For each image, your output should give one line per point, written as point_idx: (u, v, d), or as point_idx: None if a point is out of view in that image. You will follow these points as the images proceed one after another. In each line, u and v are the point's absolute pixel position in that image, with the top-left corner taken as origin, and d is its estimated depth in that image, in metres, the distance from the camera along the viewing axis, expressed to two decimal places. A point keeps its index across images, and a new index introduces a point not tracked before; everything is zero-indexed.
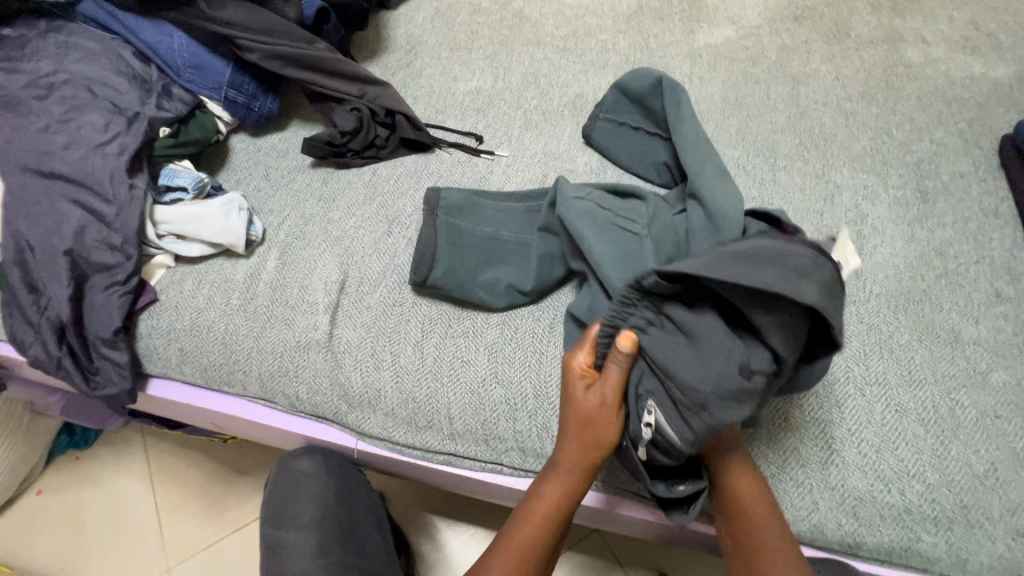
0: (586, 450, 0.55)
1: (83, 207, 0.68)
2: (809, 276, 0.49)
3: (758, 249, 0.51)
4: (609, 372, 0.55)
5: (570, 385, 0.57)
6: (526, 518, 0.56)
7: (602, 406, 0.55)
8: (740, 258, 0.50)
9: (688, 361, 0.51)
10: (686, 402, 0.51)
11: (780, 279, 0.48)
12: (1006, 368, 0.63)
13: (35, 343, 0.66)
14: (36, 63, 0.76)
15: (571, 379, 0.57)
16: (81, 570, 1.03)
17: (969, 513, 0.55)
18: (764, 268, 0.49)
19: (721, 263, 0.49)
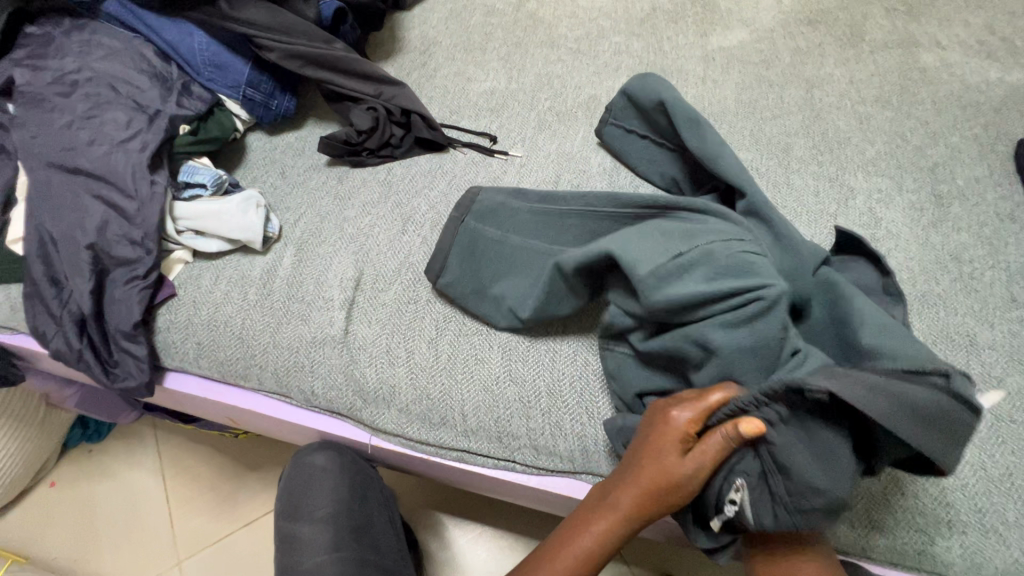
0: (654, 509, 0.52)
1: (105, 202, 0.69)
2: (951, 429, 0.48)
3: (912, 392, 0.47)
4: (713, 444, 0.50)
5: (668, 441, 0.51)
6: (575, 540, 0.55)
7: (695, 478, 0.50)
8: (897, 397, 0.46)
9: (810, 463, 0.48)
10: (788, 499, 0.49)
11: (926, 440, 0.46)
12: (1022, 373, 0.62)
13: (57, 335, 0.67)
14: (60, 61, 0.77)
15: (672, 435, 0.51)
16: (94, 561, 1.05)
17: (985, 517, 0.55)
18: (912, 421, 0.46)
19: (886, 404, 0.46)
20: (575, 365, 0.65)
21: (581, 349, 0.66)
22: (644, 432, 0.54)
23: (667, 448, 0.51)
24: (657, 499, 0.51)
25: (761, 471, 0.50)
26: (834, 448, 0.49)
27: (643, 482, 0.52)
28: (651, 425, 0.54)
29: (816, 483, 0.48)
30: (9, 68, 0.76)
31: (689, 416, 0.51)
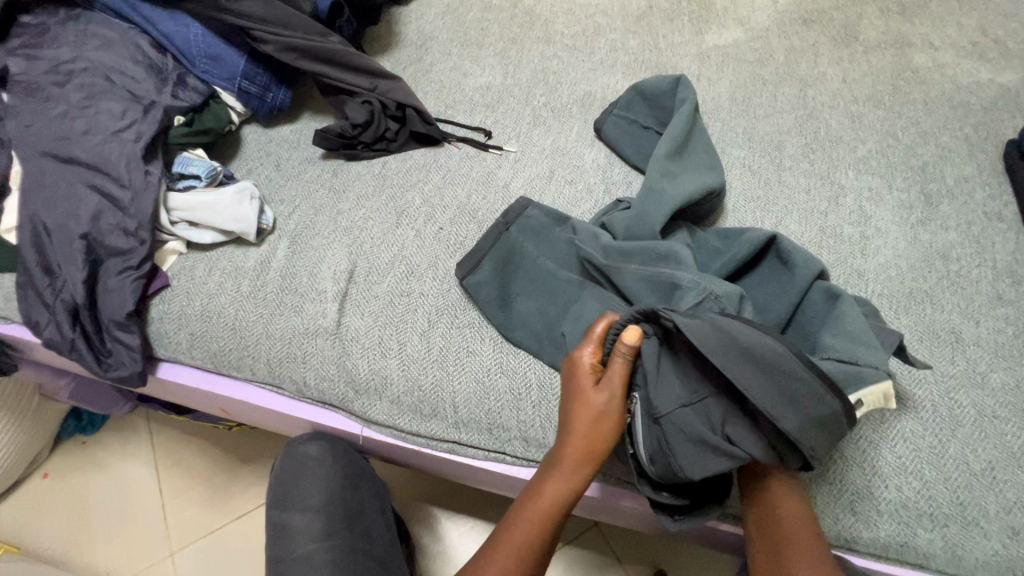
0: (595, 450, 0.55)
1: (99, 192, 0.69)
2: (801, 392, 0.50)
3: (749, 337, 0.51)
4: (615, 362, 0.55)
5: (578, 379, 0.56)
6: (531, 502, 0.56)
7: (610, 400, 0.55)
8: (726, 336, 0.51)
9: (671, 389, 0.54)
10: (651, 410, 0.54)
11: (755, 389, 0.50)
12: (1006, 370, 0.63)
13: (50, 325, 0.67)
14: (55, 50, 0.77)
15: (579, 374, 0.56)
16: (86, 551, 1.05)
17: (966, 510, 0.56)
18: (746, 362, 0.50)
19: (709, 334, 0.51)
20: None
21: None
22: (564, 385, 0.59)
23: (580, 386, 0.56)
24: (589, 439, 0.55)
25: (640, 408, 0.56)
26: (692, 386, 0.54)
27: (576, 428, 0.55)
28: (564, 376, 0.59)
29: (669, 413, 0.53)
30: (3, 58, 0.76)
31: (589, 351, 0.57)
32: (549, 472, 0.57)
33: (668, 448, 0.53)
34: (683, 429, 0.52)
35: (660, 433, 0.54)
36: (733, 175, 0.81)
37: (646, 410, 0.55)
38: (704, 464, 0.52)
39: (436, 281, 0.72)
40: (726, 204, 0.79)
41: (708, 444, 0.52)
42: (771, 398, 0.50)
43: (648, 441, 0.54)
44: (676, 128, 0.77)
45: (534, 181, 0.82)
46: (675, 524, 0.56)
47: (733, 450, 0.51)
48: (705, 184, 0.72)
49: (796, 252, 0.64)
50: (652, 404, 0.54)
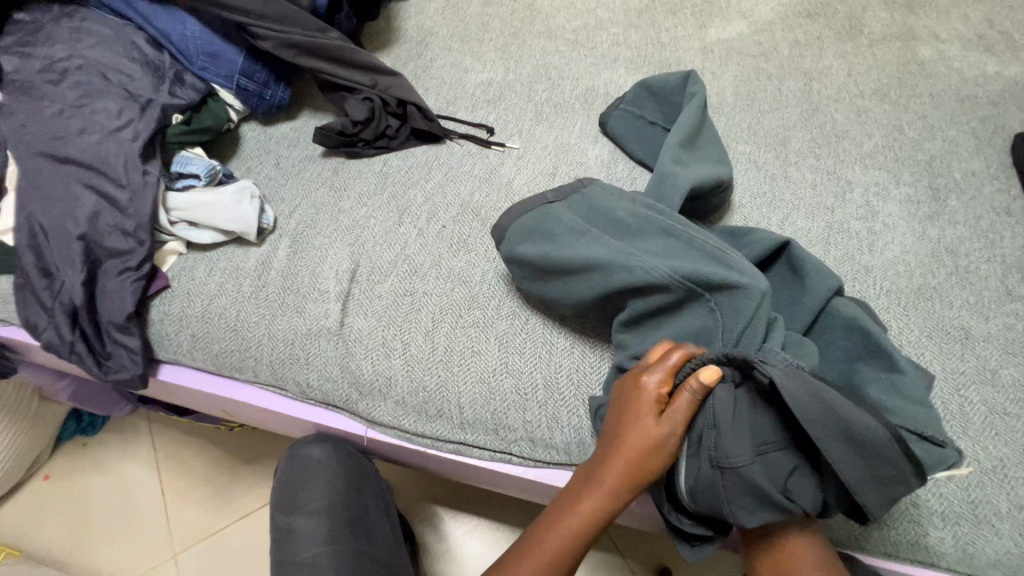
0: (638, 482, 0.53)
1: (97, 192, 0.68)
2: (881, 466, 0.48)
3: (853, 414, 0.48)
4: (683, 400, 0.52)
5: (638, 408, 0.53)
6: (561, 521, 0.55)
7: (669, 439, 0.52)
8: (833, 411, 0.48)
9: (740, 437, 0.51)
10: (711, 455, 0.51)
11: (840, 463, 0.48)
12: (1016, 366, 0.63)
13: (48, 327, 0.66)
14: (50, 48, 0.76)
15: (641, 403, 0.53)
16: (88, 554, 1.04)
17: (977, 509, 0.56)
18: (840, 438, 0.48)
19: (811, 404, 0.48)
20: (572, 358, 0.66)
21: (579, 340, 0.67)
22: (617, 407, 0.55)
23: (641, 415, 0.53)
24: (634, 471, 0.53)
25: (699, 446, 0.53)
26: (764, 439, 0.51)
27: (625, 458, 0.53)
28: (621, 398, 0.55)
29: (739, 466, 0.50)
30: None
31: (656, 380, 0.53)
32: (585, 493, 0.55)
33: (723, 497, 0.51)
34: (749, 484, 0.50)
35: (720, 482, 0.51)
36: (739, 170, 0.80)
37: (711, 455, 0.51)
38: (749, 512, 0.51)
39: (440, 281, 0.71)
40: (732, 200, 0.78)
41: (768, 502, 0.50)
42: (855, 476, 0.48)
43: (701, 485, 0.52)
44: (687, 119, 0.76)
45: (537, 178, 0.81)
46: (693, 553, 0.57)
47: (787, 507, 0.50)
48: (718, 175, 0.71)
49: (808, 259, 0.63)
50: (718, 450, 0.51)
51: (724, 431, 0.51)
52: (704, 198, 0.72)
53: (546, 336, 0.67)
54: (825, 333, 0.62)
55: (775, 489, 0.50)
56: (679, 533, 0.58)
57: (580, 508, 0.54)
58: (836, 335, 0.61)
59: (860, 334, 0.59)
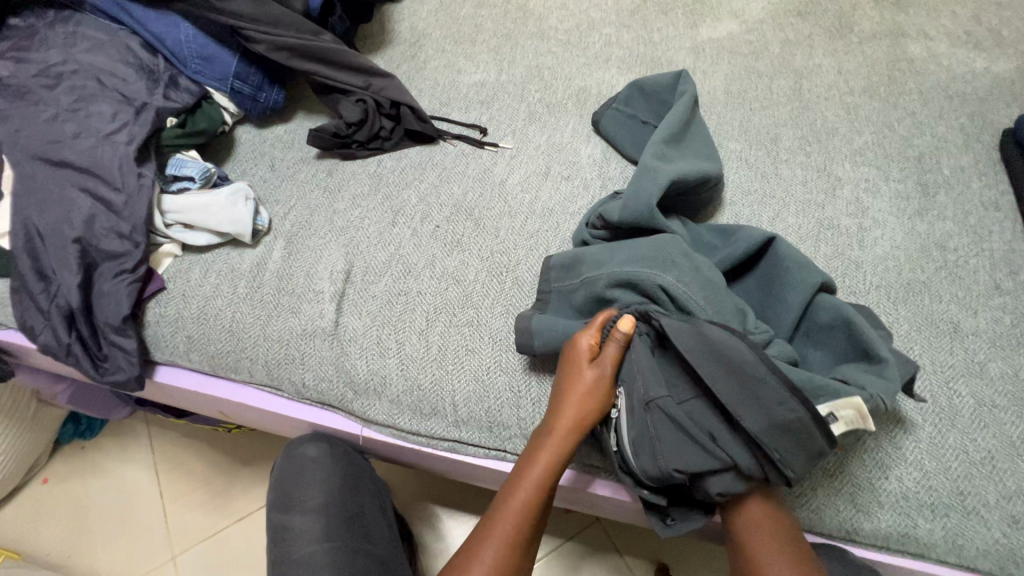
0: (580, 432, 0.57)
1: (92, 195, 0.69)
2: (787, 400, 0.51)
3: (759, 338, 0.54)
4: (612, 351, 0.58)
5: (572, 363, 0.58)
6: (520, 481, 0.56)
7: (602, 381, 0.57)
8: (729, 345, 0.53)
9: (658, 378, 0.56)
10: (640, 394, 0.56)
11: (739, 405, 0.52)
12: (1004, 359, 0.63)
13: (45, 330, 0.66)
14: (45, 53, 0.76)
15: (574, 358, 0.58)
16: (87, 556, 1.05)
17: (966, 500, 0.56)
18: (728, 369, 0.53)
19: (711, 347, 0.53)
20: None
21: None
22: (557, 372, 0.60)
23: (574, 373, 0.58)
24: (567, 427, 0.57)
25: (631, 394, 0.57)
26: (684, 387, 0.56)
27: (570, 411, 0.57)
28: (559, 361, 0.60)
29: (659, 402, 0.55)
30: None
31: (588, 337, 0.58)
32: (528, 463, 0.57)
33: (649, 438, 0.54)
34: (671, 420, 0.54)
35: (644, 423, 0.55)
36: (730, 168, 0.81)
37: (637, 397, 0.56)
38: (672, 457, 0.53)
39: (430, 280, 0.72)
40: (723, 197, 0.79)
41: (692, 440, 0.53)
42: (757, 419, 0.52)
43: (630, 432, 0.55)
44: (673, 117, 0.77)
45: (530, 178, 0.81)
46: (668, 530, 0.58)
47: (711, 452, 0.52)
48: (700, 169, 0.72)
49: (792, 255, 0.64)
50: (644, 393, 0.55)
51: (645, 375, 0.56)
52: (687, 191, 0.73)
53: None
54: (816, 330, 0.62)
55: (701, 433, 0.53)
56: (657, 510, 0.59)
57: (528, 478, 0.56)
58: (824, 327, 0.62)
59: (844, 327, 0.60)
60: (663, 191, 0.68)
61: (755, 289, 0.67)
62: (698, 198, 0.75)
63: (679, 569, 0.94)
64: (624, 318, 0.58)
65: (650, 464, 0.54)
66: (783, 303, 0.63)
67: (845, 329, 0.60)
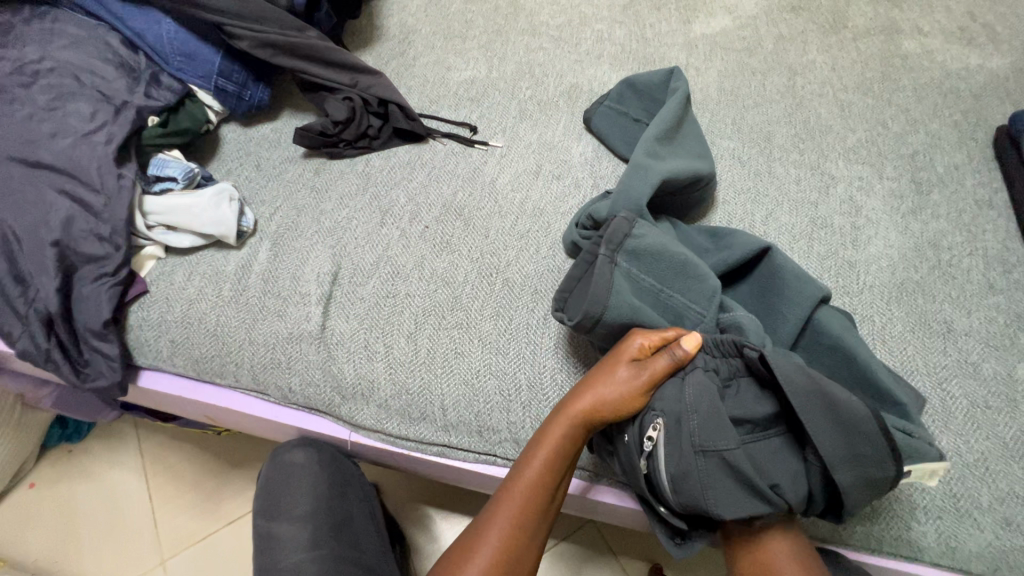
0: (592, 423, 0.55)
1: (71, 197, 0.67)
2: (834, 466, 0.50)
3: (839, 395, 0.51)
4: (661, 362, 0.55)
5: (613, 358, 0.56)
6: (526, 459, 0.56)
7: (637, 387, 0.55)
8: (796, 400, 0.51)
9: (723, 424, 0.53)
10: (696, 440, 0.53)
11: (775, 459, 0.53)
12: (998, 359, 0.63)
13: (23, 335, 0.65)
14: (22, 50, 0.75)
15: (618, 355, 0.56)
16: (75, 561, 1.03)
17: (959, 503, 0.56)
18: (828, 417, 0.51)
19: (809, 397, 0.51)
20: (555, 358, 0.65)
21: (562, 340, 0.66)
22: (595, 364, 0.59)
23: (601, 375, 0.56)
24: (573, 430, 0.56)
25: (677, 434, 0.54)
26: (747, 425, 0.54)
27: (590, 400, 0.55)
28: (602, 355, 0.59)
29: (721, 450, 0.52)
30: None
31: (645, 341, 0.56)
32: (524, 463, 0.56)
33: (688, 476, 0.52)
34: (730, 466, 0.52)
35: (689, 460, 0.53)
36: (723, 166, 0.80)
37: (693, 438, 0.53)
38: (709, 496, 0.52)
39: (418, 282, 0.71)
40: (716, 196, 0.78)
41: (747, 487, 0.52)
42: (785, 473, 0.52)
43: (676, 470, 0.53)
44: (664, 115, 0.76)
45: (521, 178, 0.80)
46: (677, 551, 0.57)
47: (748, 498, 0.52)
48: (693, 169, 0.71)
49: (790, 268, 0.63)
50: (701, 435, 0.53)
51: (698, 412, 0.53)
52: (678, 192, 0.72)
53: (529, 336, 0.67)
54: (810, 342, 0.61)
55: (760, 481, 0.52)
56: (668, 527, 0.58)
57: (522, 480, 0.56)
58: (825, 347, 0.60)
59: (844, 347, 0.59)
60: (655, 192, 0.67)
61: (749, 297, 0.66)
62: (691, 198, 0.74)
63: (672, 568, 0.94)
64: (692, 336, 0.56)
65: (681, 497, 0.53)
66: (781, 318, 0.62)
67: (846, 352, 0.58)
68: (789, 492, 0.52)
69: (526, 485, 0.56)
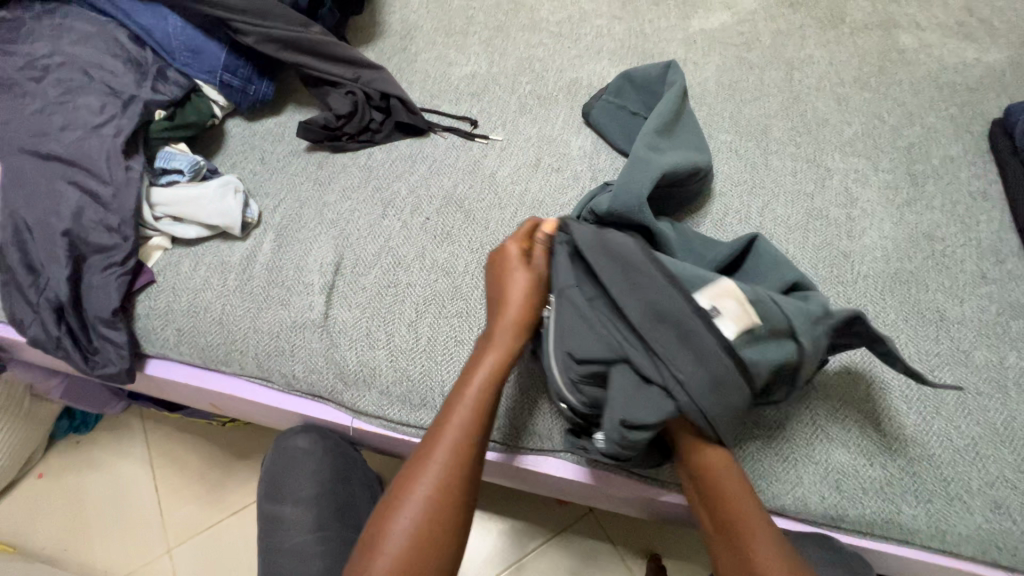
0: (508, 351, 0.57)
1: (80, 188, 0.69)
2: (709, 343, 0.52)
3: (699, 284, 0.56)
4: (541, 252, 0.62)
5: (506, 268, 0.61)
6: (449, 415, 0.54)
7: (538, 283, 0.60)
8: (648, 270, 0.55)
9: (610, 315, 0.56)
10: (597, 329, 0.55)
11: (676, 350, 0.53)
12: (989, 347, 0.64)
13: (34, 323, 0.66)
14: (32, 46, 0.76)
15: (508, 263, 0.61)
16: (83, 549, 1.05)
17: (949, 486, 0.57)
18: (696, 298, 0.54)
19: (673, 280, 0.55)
20: None
21: None
22: (491, 285, 0.62)
23: (506, 287, 0.60)
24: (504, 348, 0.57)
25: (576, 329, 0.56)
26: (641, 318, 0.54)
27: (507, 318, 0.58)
28: (492, 273, 0.63)
29: (620, 341, 0.54)
30: None
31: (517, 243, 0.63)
32: (460, 396, 0.55)
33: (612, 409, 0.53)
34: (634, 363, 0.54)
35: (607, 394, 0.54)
36: (720, 159, 0.81)
37: (594, 329, 0.55)
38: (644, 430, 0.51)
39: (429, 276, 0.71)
40: (713, 188, 0.79)
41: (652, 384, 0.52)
42: (701, 372, 0.51)
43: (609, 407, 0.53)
44: (663, 109, 0.76)
45: (520, 170, 0.81)
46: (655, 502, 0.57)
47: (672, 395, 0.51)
48: (689, 161, 0.72)
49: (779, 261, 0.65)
50: (585, 336, 0.55)
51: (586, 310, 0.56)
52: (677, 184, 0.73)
53: None
54: None
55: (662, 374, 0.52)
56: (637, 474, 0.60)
57: (457, 412, 0.55)
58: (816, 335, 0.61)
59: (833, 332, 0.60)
60: (654, 183, 0.68)
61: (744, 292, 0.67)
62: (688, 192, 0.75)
63: (671, 560, 0.94)
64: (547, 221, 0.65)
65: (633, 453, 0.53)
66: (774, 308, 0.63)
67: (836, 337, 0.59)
68: (714, 388, 0.51)
69: (462, 414, 0.54)
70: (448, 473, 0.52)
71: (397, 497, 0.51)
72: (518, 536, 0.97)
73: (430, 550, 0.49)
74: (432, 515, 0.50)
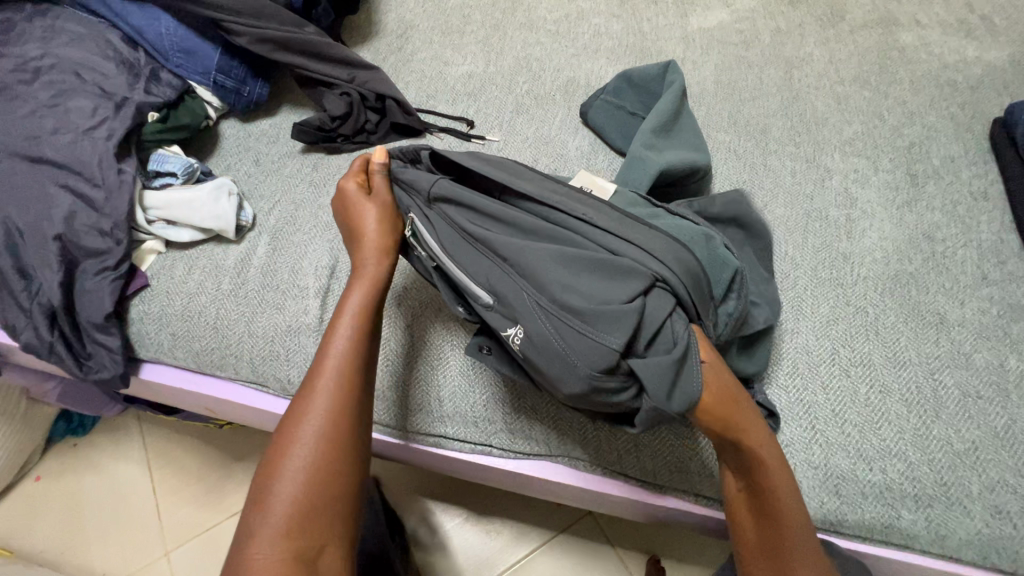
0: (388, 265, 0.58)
1: (73, 192, 0.68)
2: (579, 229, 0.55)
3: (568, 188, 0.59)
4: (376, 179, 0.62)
5: (350, 203, 0.60)
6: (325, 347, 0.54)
7: (384, 205, 0.61)
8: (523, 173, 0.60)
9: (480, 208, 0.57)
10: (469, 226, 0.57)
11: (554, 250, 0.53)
12: (990, 350, 0.63)
13: (26, 328, 0.66)
14: (23, 47, 0.76)
15: (349, 197, 0.60)
16: (81, 553, 1.05)
17: (949, 491, 0.56)
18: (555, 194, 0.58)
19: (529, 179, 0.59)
20: None
21: None
22: (342, 225, 0.62)
23: (353, 220, 0.60)
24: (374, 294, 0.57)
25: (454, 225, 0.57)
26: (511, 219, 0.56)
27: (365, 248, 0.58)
28: (340, 216, 0.62)
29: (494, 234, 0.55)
30: None
31: (351, 178, 0.62)
32: (324, 352, 0.54)
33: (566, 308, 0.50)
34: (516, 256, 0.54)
35: (533, 303, 0.51)
36: (719, 160, 0.80)
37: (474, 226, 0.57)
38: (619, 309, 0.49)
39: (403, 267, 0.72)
40: (712, 189, 0.78)
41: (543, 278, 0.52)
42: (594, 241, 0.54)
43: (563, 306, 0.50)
44: (659, 110, 0.76)
45: None
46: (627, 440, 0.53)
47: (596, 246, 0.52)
48: (687, 160, 0.71)
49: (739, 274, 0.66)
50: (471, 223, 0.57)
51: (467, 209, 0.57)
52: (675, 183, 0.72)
53: None
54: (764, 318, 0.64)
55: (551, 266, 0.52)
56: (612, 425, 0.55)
57: (328, 368, 0.53)
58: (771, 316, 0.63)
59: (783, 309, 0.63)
60: (651, 183, 0.69)
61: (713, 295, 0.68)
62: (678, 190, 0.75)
63: (670, 561, 0.94)
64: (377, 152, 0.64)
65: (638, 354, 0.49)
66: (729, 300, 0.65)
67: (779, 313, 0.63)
68: (619, 227, 0.54)
69: (337, 351, 0.54)
70: (327, 416, 0.51)
71: (283, 442, 0.50)
72: (516, 538, 0.97)
73: (319, 494, 0.48)
74: (323, 444, 0.49)
